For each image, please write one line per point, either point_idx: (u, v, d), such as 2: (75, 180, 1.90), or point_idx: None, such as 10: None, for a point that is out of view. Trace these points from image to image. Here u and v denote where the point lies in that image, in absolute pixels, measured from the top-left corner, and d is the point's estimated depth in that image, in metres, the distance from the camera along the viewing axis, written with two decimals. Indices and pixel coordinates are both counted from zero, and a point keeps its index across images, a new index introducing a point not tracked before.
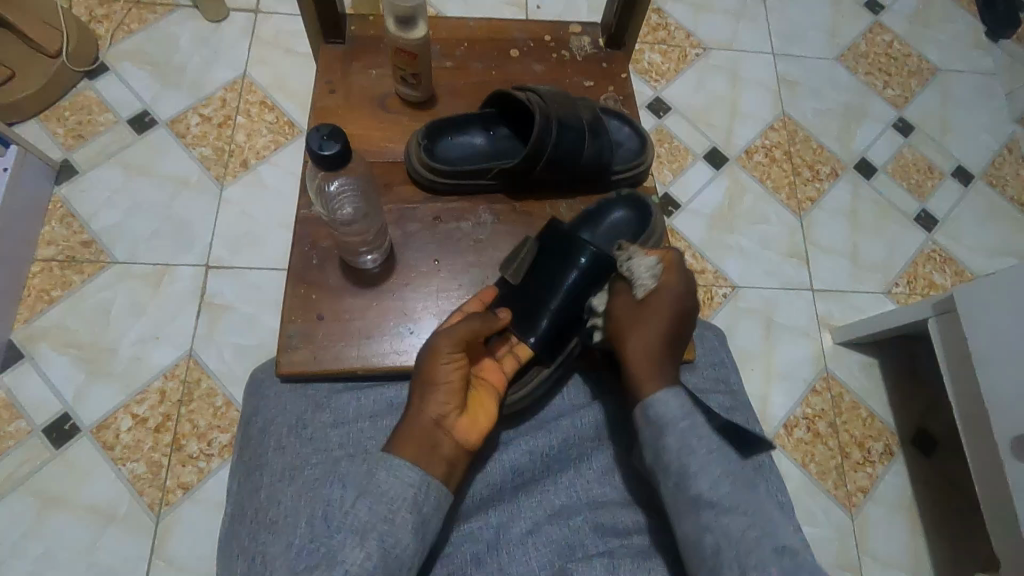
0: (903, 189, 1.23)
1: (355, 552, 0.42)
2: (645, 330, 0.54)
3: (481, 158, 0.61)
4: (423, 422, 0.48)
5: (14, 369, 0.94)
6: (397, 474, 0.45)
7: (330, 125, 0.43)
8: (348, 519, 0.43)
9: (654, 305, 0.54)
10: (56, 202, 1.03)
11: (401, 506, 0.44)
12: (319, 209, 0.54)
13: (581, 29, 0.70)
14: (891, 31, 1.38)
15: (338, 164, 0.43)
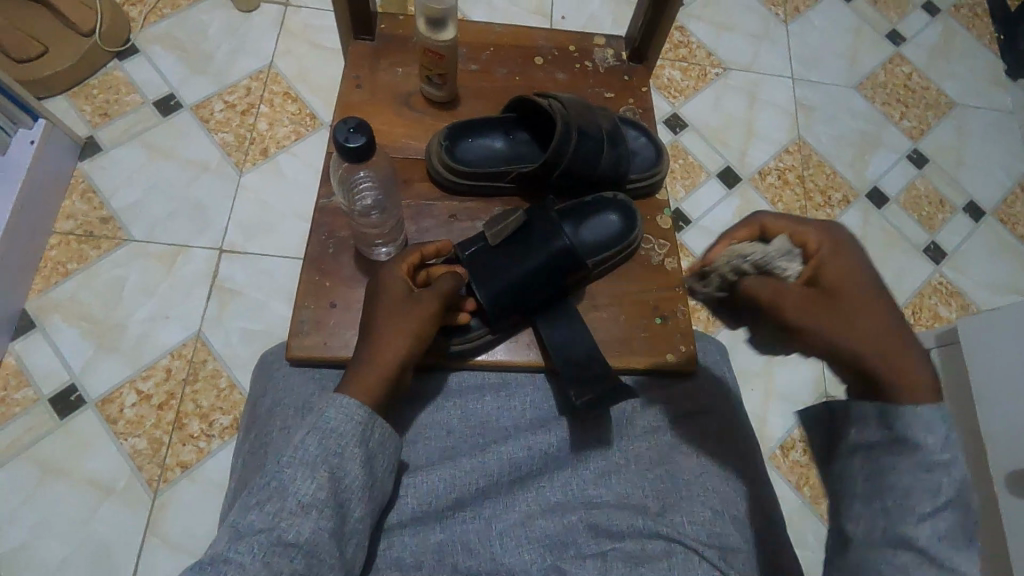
0: (913, 220, 1.24)
1: (307, 484, 0.43)
2: (859, 314, 0.49)
3: (500, 161, 0.62)
4: (382, 362, 0.49)
5: (25, 338, 0.96)
6: (345, 410, 0.47)
7: (358, 120, 0.44)
8: (302, 455, 0.45)
9: (835, 286, 0.50)
10: (79, 177, 1.05)
11: (349, 440, 0.46)
12: (341, 197, 0.55)
13: (605, 41, 0.72)
14: (911, 64, 1.39)
15: (362, 159, 0.43)
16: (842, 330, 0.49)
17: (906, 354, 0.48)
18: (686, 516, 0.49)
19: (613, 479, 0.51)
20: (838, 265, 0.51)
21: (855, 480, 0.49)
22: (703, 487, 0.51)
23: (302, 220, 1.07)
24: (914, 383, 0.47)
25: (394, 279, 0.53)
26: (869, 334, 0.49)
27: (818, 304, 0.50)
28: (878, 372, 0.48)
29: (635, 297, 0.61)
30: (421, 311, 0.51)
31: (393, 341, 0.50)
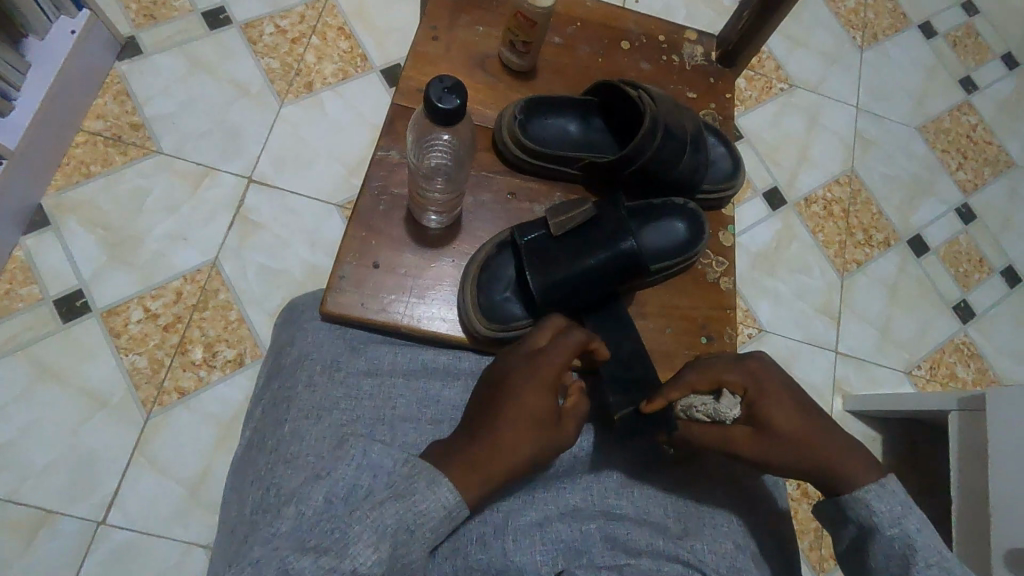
0: (949, 275, 1.22)
1: (367, 552, 0.38)
2: (792, 436, 0.49)
3: (571, 146, 0.59)
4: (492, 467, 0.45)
5: (37, 234, 0.93)
6: (439, 493, 0.42)
7: (454, 79, 0.43)
8: (373, 517, 0.40)
9: (768, 422, 0.50)
10: (114, 77, 1.01)
11: (426, 468, 0.44)
12: (410, 156, 0.53)
13: (696, 37, 0.68)
14: (978, 114, 1.35)
15: (449, 120, 0.42)
16: (786, 455, 0.49)
17: (839, 449, 0.49)
18: (706, 545, 0.48)
19: (632, 491, 0.51)
20: (769, 394, 0.50)
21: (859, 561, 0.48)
22: (722, 518, 0.50)
23: (336, 164, 1.03)
24: (852, 469, 0.49)
25: (540, 395, 0.48)
26: (805, 450, 0.49)
27: (756, 448, 0.49)
28: (826, 478, 0.49)
29: (683, 311, 0.59)
30: (553, 426, 0.48)
31: (518, 449, 0.46)
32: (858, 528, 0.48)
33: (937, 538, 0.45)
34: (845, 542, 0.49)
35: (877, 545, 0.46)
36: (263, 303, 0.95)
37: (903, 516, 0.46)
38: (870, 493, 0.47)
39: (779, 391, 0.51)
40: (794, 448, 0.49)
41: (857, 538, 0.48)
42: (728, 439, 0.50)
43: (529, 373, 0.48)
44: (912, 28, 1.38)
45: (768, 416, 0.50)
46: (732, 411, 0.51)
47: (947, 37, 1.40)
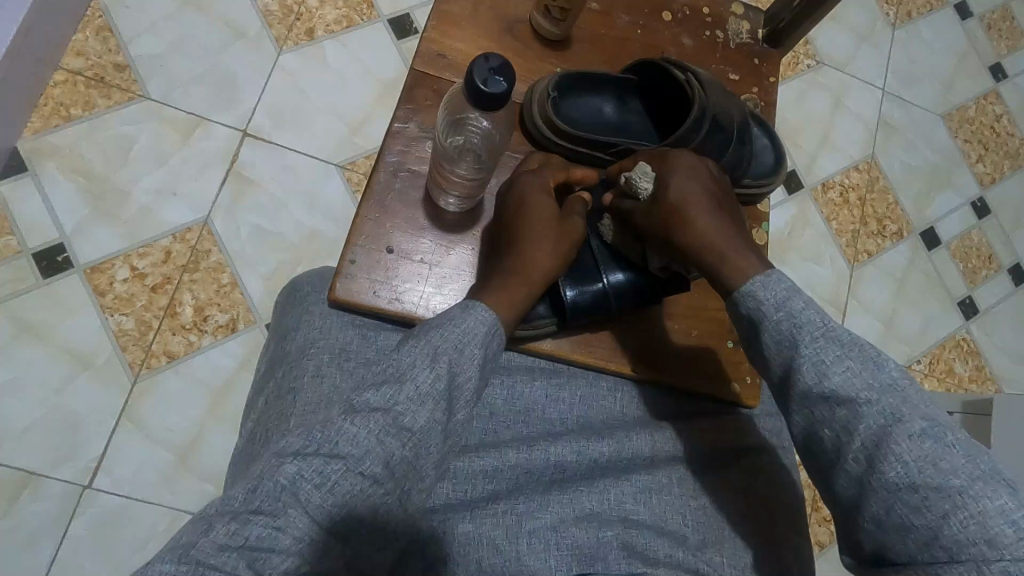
0: (958, 270, 1.20)
1: (425, 375, 0.43)
2: (693, 220, 0.49)
3: (605, 126, 0.56)
4: (518, 270, 0.49)
5: (13, 180, 0.86)
6: (474, 314, 0.46)
7: (502, 59, 0.39)
8: (422, 344, 0.45)
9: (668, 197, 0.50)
10: (96, 10, 0.92)
11: (472, 339, 0.45)
12: (439, 133, 0.48)
13: (743, 12, 0.62)
14: (1004, 105, 1.31)
15: (496, 104, 0.38)
16: (683, 232, 0.49)
17: (731, 242, 0.49)
18: (725, 558, 0.47)
19: (648, 499, 0.48)
20: (676, 166, 0.50)
21: (813, 425, 0.45)
22: (742, 533, 0.49)
23: (337, 120, 0.96)
24: (741, 266, 0.49)
25: (542, 203, 0.51)
26: (701, 237, 0.49)
27: (654, 221, 0.50)
28: (713, 270, 0.50)
29: (711, 314, 0.59)
30: (574, 230, 0.51)
31: (542, 254, 0.50)
32: (751, 321, 0.48)
33: (822, 312, 0.47)
34: (744, 326, 0.49)
35: (770, 323, 0.47)
36: (257, 267, 0.90)
37: (788, 298, 0.47)
38: (755, 284, 0.48)
39: (689, 169, 0.50)
40: (685, 224, 0.49)
41: (751, 329, 0.48)
42: (635, 210, 0.52)
43: (534, 185, 0.52)
44: (947, 8, 1.32)
45: (678, 191, 0.50)
46: (649, 186, 0.51)
47: (982, 19, 1.33)
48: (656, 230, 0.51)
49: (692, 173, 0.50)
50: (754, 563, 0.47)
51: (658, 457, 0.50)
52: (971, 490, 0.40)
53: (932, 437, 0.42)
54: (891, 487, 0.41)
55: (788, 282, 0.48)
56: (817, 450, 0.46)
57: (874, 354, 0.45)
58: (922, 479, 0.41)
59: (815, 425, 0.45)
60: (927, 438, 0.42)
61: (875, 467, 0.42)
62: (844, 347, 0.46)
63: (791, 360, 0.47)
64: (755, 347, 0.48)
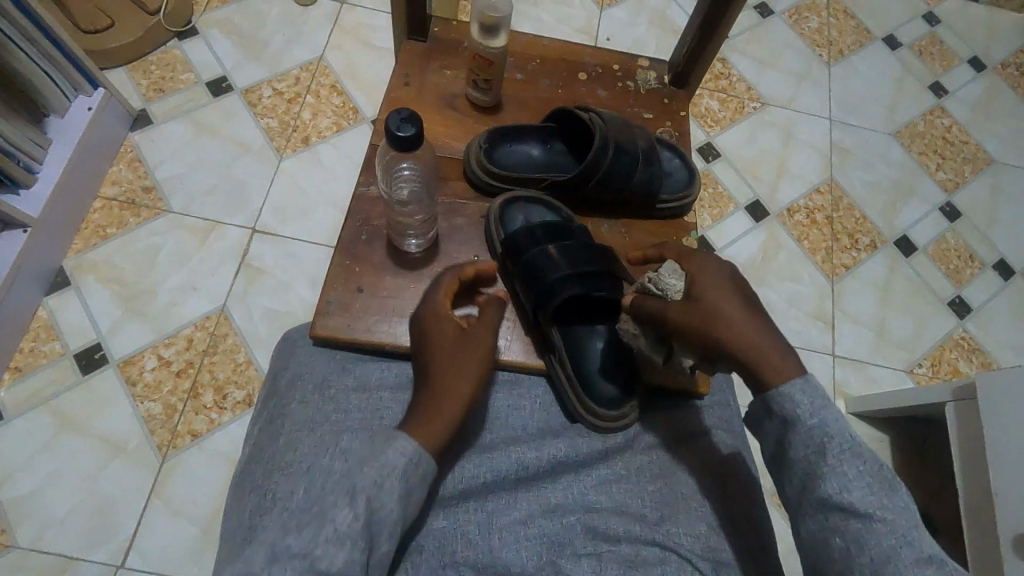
0: (941, 273, 1.23)
1: (344, 514, 0.42)
2: (727, 310, 0.51)
3: (540, 164, 0.65)
4: (434, 390, 0.51)
5: (58, 294, 0.99)
6: (395, 446, 0.45)
7: (410, 111, 0.48)
8: (343, 481, 0.44)
9: (707, 298, 0.52)
10: (128, 146, 1.10)
11: (391, 474, 0.44)
12: (382, 186, 0.60)
13: (649, 64, 0.74)
14: (951, 117, 1.39)
15: (409, 146, 0.46)
16: (720, 326, 0.50)
17: (771, 342, 0.50)
18: (682, 528, 0.51)
19: (611, 488, 0.52)
20: (707, 271, 0.53)
21: (827, 540, 0.46)
22: (697, 502, 0.52)
23: (333, 209, 1.09)
24: (780, 367, 0.50)
25: (444, 324, 0.56)
26: (743, 332, 0.50)
27: (689, 314, 0.52)
28: (748, 360, 0.50)
29: None
30: (478, 343, 0.55)
31: (455, 374, 0.52)
32: (781, 421, 0.50)
33: (851, 427, 0.49)
34: (769, 441, 0.51)
35: (795, 436, 0.49)
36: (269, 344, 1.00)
37: (822, 404, 0.49)
38: (794, 386, 0.49)
39: (721, 279, 0.53)
40: (724, 324, 0.50)
41: (782, 427, 0.50)
42: (664, 308, 0.53)
43: (433, 307, 0.57)
44: (877, 42, 1.44)
45: (710, 295, 0.52)
46: (677, 283, 0.54)
47: (912, 47, 1.45)
48: (687, 333, 0.52)
49: (728, 281, 0.53)
50: (710, 532, 0.51)
51: (612, 451, 0.55)
52: None
53: (935, 563, 0.43)
54: None
55: (824, 394, 0.50)
56: (811, 546, 0.47)
57: (890, 476, 0.47)
58: None
59: (825, 533, 0.46)
60: (931, 564, 0.43)
61: None
62: (866, 464, 0.47)
63: (813, 469, 0.48)
64: (782, 448, 0.49)
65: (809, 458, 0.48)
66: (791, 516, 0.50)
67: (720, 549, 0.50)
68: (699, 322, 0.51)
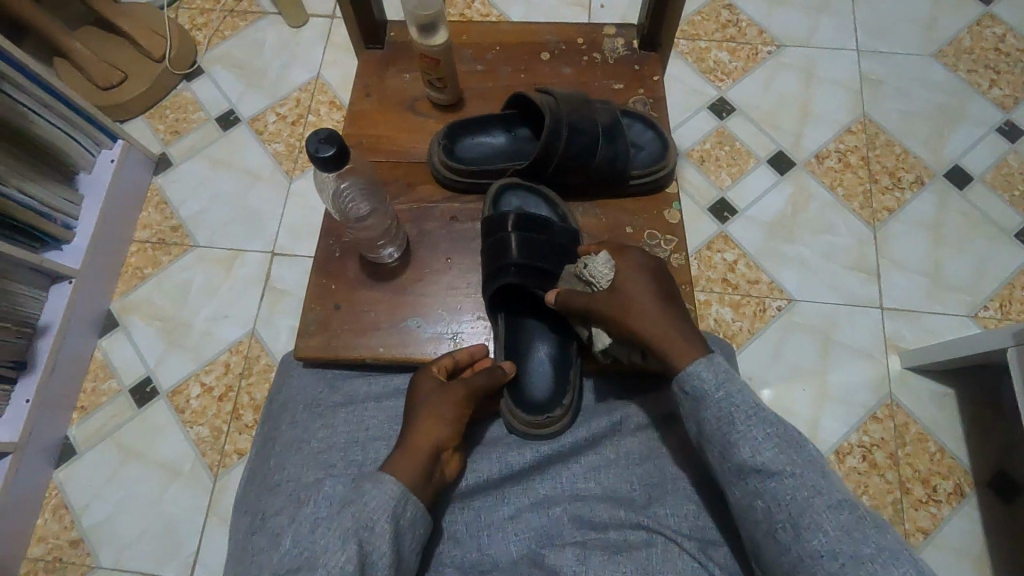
0: (1003, 202, 1.10)
1: (336, 558, 0.43)
2: (643, 303, 0.55)
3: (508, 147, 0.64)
4: (420, 440, 0.51)
5: (109, 336, 1.08)
6: (384, 487, 0.47)
7: (330, 129, 0.48)
8: (333, 525, 0.45)
9: (625, 290, 0.56)
10: (153, 190, 1.17)
11: (380, 517, 0.46)
12: (333, 210, 0.58)
13: (615, 31, 0.70)
14: (1004, 24, 1.23)
15: (333, 165, 0.47)
16: (635, 313, 0.55)
17: (681, 330, 0.54)
18: (668, 509, 0.53)
19: (598, 476, 0.55)
20: (630, 266, 0.57)
21: (753, 507, 0.48)
22: (684, 482, 0.54)
23: None
24: (686, 350, 0.53)
25: (432, 378, 0.56)
26: (655, 322, 0.54)
27: (611, 305, 0.56)
28: (654, 347, 0.54)
29: None
30: (459, 393, 0.55)
31: (434, 428, 0.52)
32: (695, 401, 0.51)
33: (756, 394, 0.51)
34: (691, 424, 0.52)
35: (708, 415, 0.50)
36: None
37: (728, 378, 0.51)
38: (701, 366, 0.51)
39: (643, 270, 0.57)
40: (638, 314, 0.55)
41: (696, 410, 0.51)
42: (590, 299, 0.57)
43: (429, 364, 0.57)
44: None
45: (628, 288, 0.56)
46: (605, 274, 0.57)
47: None
48: (613, 321, 0.56)
49: (648, 271, 0.57)
50: (698, 511, 0.53)
51: (599, 439, 0.57)
52: (881, 557, 0.43)
53: (846, 508, 0.46)
54: (813, 555, 0.44)
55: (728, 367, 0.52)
56: (743, 515, 0.49)
57: (797, 436, 0.49)
58: (839, 546, 0.44)
59: (749, 498, 0.48)
60: (843, 510, 0.45)
61: (800, 536, 0.45)
62: (772, 425, 0.49)
63: (727, 438, 0.50)
64: (700, 428, 0.51)
65: (720, 432, 0.49)
66: (718, 483, 0.52)
67: (709, 528, 0.52)
68: (617, 311, 0.55)
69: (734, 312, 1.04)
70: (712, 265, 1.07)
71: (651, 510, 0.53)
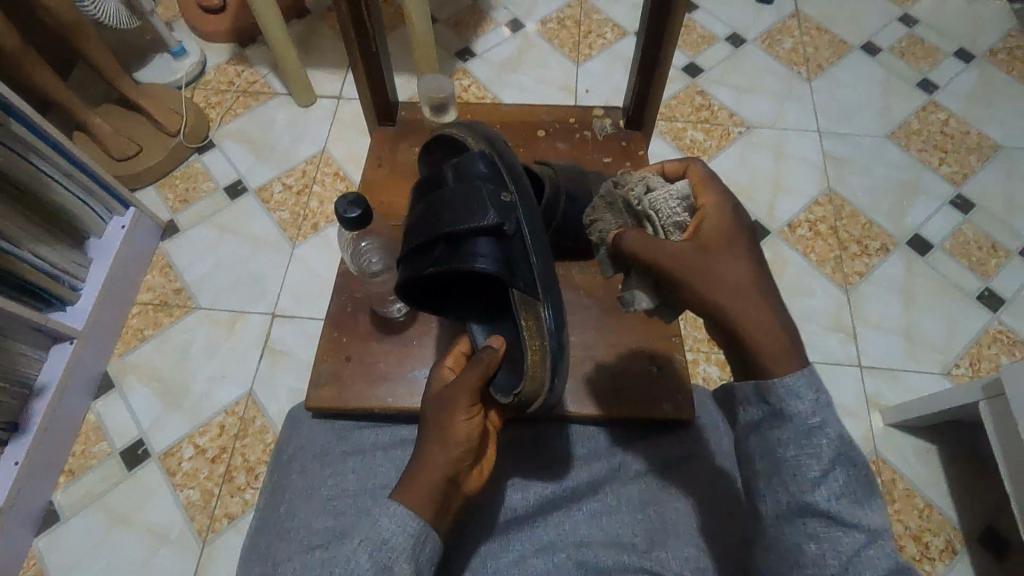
0: (963, 267, 1.18)
1: None
2: (719, 261, 0.52)
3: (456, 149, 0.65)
4: (426, 463, 0.52)
5: (104, 397, 1.08)
6: (399, 525, 0.48)
7: (355, 194, 0.54)
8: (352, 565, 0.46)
9: (713, 252, 0.52)
10: (159, 255, 1.21)
11: (399, 556, 0.47)
12: (352, 264, 0.66)
13: (604, 113, 0.79)
14: (947, 110, 1.37)
15: (359, 224, 0.52)
16: (714, 280, 0.51)
17: (777, 323, 0.51)
18: (671, 552, 0.55)
19: (601, 521, 0.58)
20: (711, 217, 0.54)
21: (794, 541, 0.49)
22: (686, 527, 0.57)
23: None
24: (775, 350, 0.50)
25: (438, 383, 0.58)
26: (742, 297, 0.51)
27: (693, 264, 0.52)
28: (738, 329, 0.51)
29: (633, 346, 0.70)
30: (460, 399, 0.55)
31: (439, 448, 0.52)
32: (775, 416, 0.51)
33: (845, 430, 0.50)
34: (757, 437, 0.52)
35: (783, 434, 0.50)
36: None
37: (820, 401, 0.50)
38: (795, 382, 0.50)
39: (734, 238, 0.53)
40: (718, 280, 0.51)
41: (774, 421, 0.51)
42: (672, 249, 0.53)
43: (439, 378, 0.58)
44: (855, 51, 1.46)
45: (718, 257, 0.52)
46: (671, 211, 0.57)
47: (893, 50, 1.46)
48: (687, 286, 0.52)
49: (737, 239, 0.53)
50: (698, 553, 0.55)
51: (601, 484, 0.60)
52: None
53: (901, 574, 0.47)
54: None
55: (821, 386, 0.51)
56: (779, 550, 0.50)
57: (871, 486, 0.49)
58: None
59: (798, 534, 0.49)
60: (899, 575, 0.47)
61: None
62: (852, 468, 0.49)
63: (799, 467, 0.50)
64: (774, 447, 0.51)
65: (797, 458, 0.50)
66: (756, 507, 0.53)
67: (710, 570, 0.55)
68: (694, 271, 0.52)
69: (720, 371, 1.08)
70: (698, 326, 1.12)
71: (655, 553, 0.55)
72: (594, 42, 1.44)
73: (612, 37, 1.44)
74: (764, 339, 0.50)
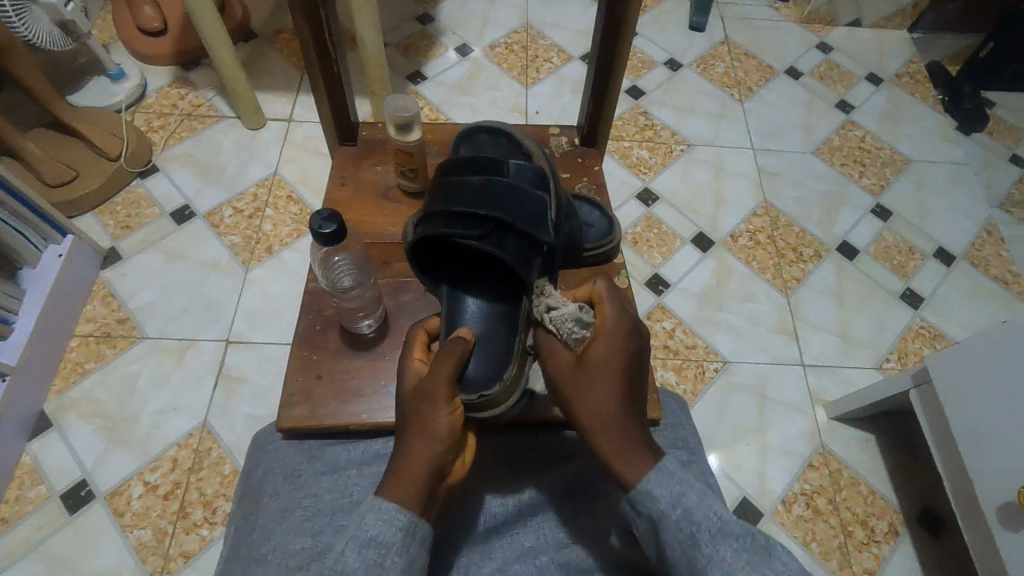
0: (887, 269, 1.29)
1: None
2: (582, 388, 0.56)
3: (519, 154, 0.71)
4: (410, 460, 0.52)
5: (40, 438, 1.00)
6: (387, 520, 0.49)
7: (331, 210, 0.55)
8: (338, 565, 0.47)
9: (588, 361, 0.57)
10: (100, 284, 1.15)
11: (390, 553, 0.48)
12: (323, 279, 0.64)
13: (559, 130, 0.83)
14: (863, 128, 1.51)
15: (334, 239, 0.54)
16: (586, 382, 0.56)
17: (627, 438, 0.53)
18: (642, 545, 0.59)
19: (579, 522, 0.61)
20: (601, 344, 0.58)
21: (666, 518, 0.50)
22: None
23: None
24: (631, 462, 0.52)
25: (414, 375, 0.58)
26: (601, 411, 0.55)
27: (573, 375, 0.58)
28: (592, 440, 0.54)
29: None
30: (440, 391, 0.56)
31: (422, 445, 0.53)
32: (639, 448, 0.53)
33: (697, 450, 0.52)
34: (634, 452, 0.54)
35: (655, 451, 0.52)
36: None
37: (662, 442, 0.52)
38: (648, 483, 0.51)
39: (609, 362, 0.57)
40: (583, 390, 0.56)
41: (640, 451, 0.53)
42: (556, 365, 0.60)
43: (411, 371, 0.59)
44: (780, 75, 1.58)
45: (590, 371, 0.56)
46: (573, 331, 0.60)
47: (813, 74, 1.59)
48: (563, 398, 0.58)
49: (615, 359, 0.57)
50: None
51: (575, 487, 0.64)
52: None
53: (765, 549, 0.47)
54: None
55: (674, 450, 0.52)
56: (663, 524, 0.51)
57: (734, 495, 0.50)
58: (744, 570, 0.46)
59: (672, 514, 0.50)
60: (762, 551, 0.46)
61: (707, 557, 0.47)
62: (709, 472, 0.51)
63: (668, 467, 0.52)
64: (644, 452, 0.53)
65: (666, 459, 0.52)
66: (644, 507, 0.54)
67: None
68: (567, 379, 0.58)
69: (677, 376, 1.13)
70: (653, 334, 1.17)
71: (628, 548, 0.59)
72: (542, 66, 1.49)
73: (558, 61, 1.51)
74: (605, 453, 0.53)
